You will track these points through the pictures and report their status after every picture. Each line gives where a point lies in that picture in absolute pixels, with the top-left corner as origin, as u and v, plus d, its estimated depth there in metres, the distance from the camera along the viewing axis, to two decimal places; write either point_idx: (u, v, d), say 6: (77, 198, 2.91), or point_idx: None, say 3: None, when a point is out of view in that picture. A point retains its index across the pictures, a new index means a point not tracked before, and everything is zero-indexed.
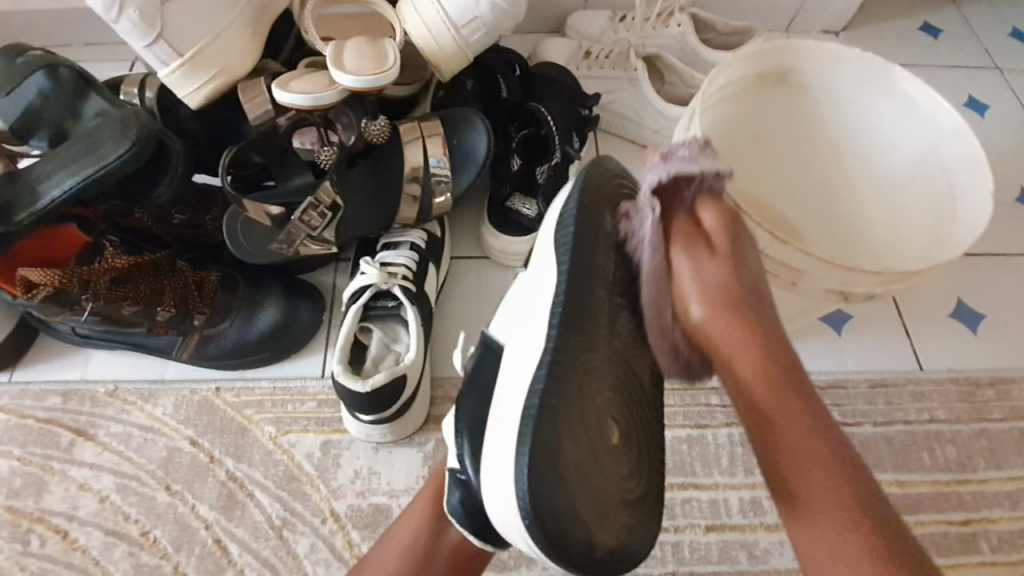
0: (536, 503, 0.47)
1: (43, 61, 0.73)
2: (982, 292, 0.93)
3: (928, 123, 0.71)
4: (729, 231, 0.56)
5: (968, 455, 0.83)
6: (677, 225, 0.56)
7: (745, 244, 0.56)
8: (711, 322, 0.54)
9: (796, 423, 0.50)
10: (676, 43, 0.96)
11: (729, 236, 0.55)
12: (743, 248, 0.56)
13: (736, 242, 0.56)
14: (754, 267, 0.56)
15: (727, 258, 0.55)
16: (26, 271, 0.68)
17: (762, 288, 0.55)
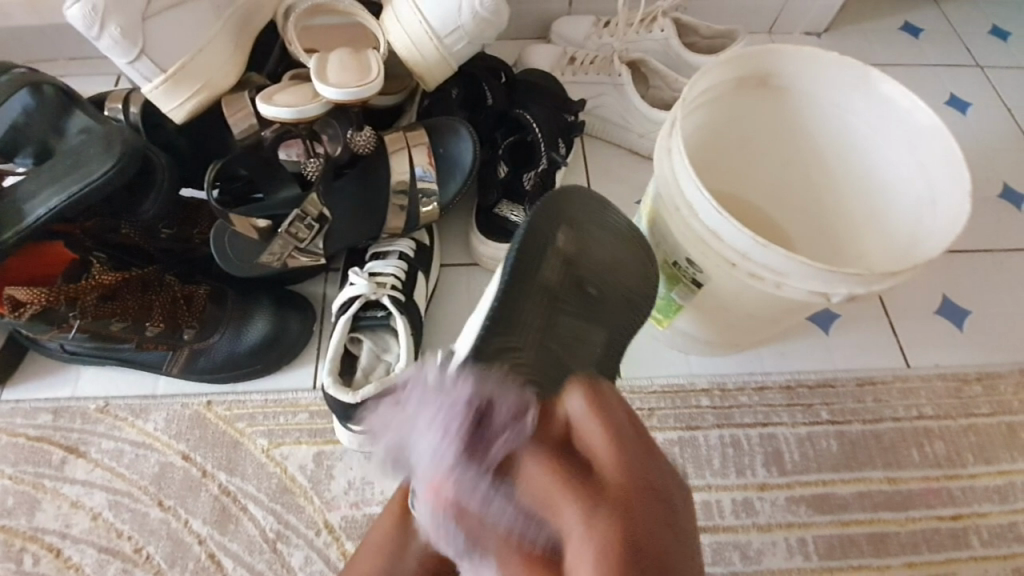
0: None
1: (25, 79, 0.71)
2: (967, 288, 0.94)
3: (906, 125, 0.71)
4: (603, 530, 0.30)
5: (957, 451, 0.84)
6: (479, 526, 0.35)
7: (637, 510, 0.32)
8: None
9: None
10: (660, 48, 0.96)
11: (592, 554, 0.30)
12: (636, 518, 0.31)
13: (600, 545, 0.30)
14: (663, 537, 0.31)
15: (578, 571, 0.30)
16: (13, 290, 0.68)
17: (692, 569, 0.31)
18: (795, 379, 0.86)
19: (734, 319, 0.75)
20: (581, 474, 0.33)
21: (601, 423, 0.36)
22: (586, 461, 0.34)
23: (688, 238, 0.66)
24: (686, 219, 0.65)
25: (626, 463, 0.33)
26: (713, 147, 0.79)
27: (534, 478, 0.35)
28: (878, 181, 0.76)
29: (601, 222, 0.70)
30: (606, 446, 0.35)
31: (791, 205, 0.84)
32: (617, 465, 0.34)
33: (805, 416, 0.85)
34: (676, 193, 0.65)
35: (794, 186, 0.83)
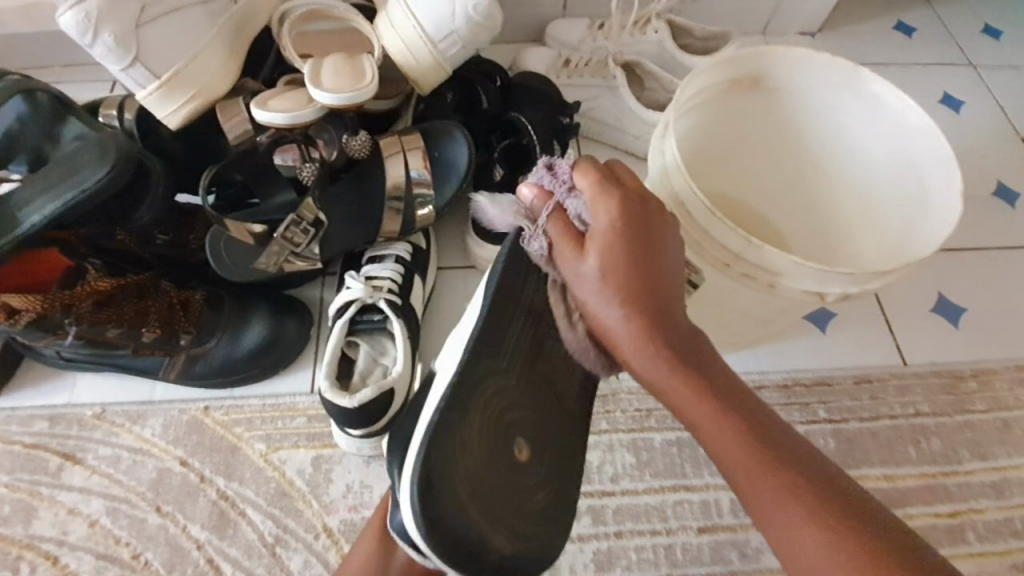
0: (426, 511, 0.49)
1: (20, 86, 0.73)
2: (962, 285, 0.95)
3: (896, 123, 0.72)
4: (624, 229, 0.52)
5: (953, 447, 0.85)
6: (563, 229, 0.55)
7: (645, 235, 0.53)
8: (645, 365, 0.51)
9: (767, 470, 0.47)
10: (654, 50, 0.97)
11: (617, 253, 0.52)
12: (643, 235, 0.53)
13: (622, 252, 0.52)
14: (663, 261, 0.53)
15: (609, 262, 0.52)
16: (7, 296, 0.67)
17: (675, 271, 0.54)
18: (792, 377, 0.86)
19: (730, 319, 0.75)
20: (608, 202, 0.53)
21: (599, 175, 0.54)
22: (618, 205, 0.53)
23: (683, 239, 0.66)
24: (680, 221, 0.65)
25: (644, 204, 0.54)
26: (708, 148, 0.79)
27: (602, 223, 0.53)
28: (871, 182, 0.77)
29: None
30: (634, 207, 0.53)
31: (787, 204, 0.82)
32: (646, 220, 0.53)
33: (802, 415, 0.85)
34: (671, 195, 0.66)
35: (788, 186, 0.83)
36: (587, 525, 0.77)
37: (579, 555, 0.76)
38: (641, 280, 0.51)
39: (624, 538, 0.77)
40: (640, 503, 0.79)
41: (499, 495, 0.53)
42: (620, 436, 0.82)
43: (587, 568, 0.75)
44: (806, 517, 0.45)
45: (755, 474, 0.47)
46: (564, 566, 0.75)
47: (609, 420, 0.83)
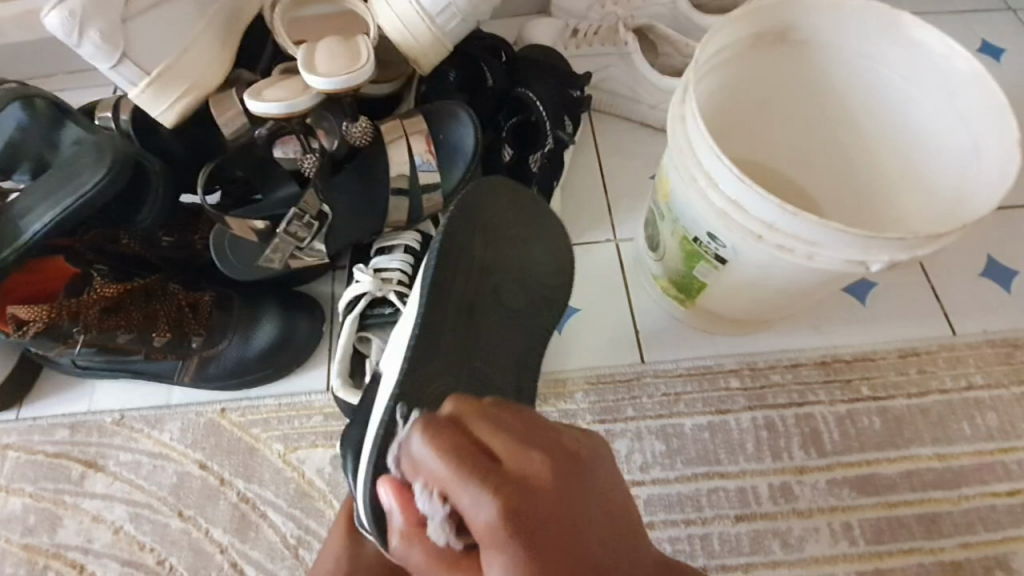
0: (385, 507, 0.51)
1: (16, 92, 0.70)
2: (1013, 246, 0.87)
3: (943, 72, 0.64)
4: (513, 528, 0.30)
5: (1011, 422, 0.78)
6: (438, 548, 0.34)
7: (549, 498, 0.32)
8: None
9: None
10: (667, 12, 0.90)
11: (519, 545, 0.30)
12: (567, 550, 0.31)
13: (524, 548, 0.31)
14: (599, 544, 0.32)
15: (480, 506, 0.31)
16: (15, 308, 0.68)
17: (620, 498, 0.35)
18: (831, 353, 0.81)
19: (761, 294, 0.70)
20: (482, 490, 0.31)
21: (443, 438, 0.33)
22: (521, 521, 0.31)
23: (704, 209, 0.62)
24: (703, 190, 0.61)
25: (510, 419, 0.35)
26: (730, 113, 0.73)
27: (483, 517, 0.31)
28: (912, 139, 0.71)
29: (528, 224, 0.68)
30: (516, 481, 0.32)
31: (817, 171, 0.78)
32: (535, 491, 0.32)
33: (844, 393, 0.79)
34: (691, 162, 0.61)
35: (819, 151, 0.77)
36: None
37: None
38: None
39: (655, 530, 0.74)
40: (672, 493, 0.75)
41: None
42: (648, 423, 0.78)
43: None
44: None
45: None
46: None
47: (636, 406, 0.79)
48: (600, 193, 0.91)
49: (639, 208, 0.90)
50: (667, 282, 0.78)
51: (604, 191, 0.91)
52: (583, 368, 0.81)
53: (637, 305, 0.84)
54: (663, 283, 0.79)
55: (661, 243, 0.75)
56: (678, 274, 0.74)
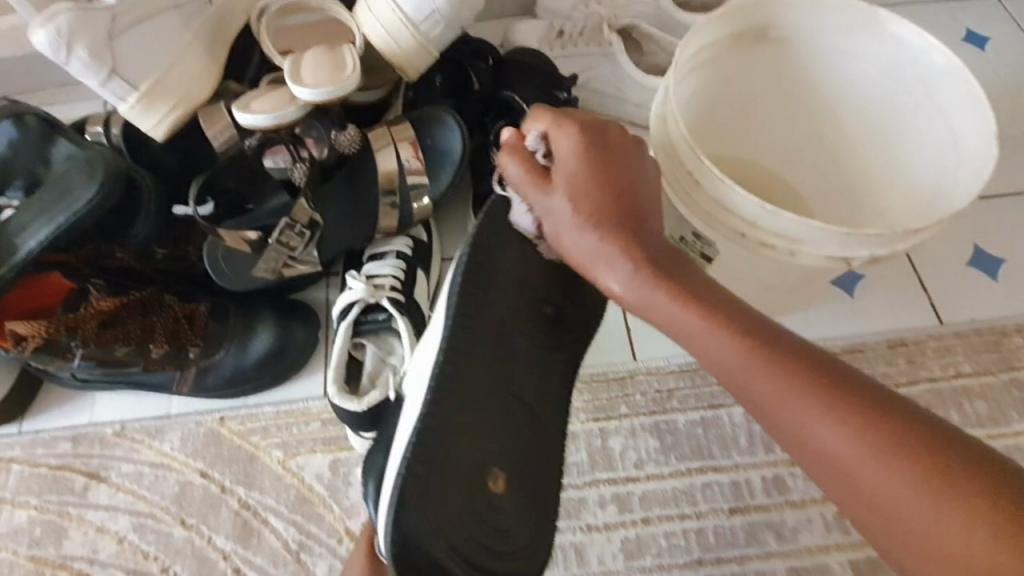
0: (406, 527, 0.51)
1: (7, 110, 0.71)
2: (1000, 235, 0.88)
3: (922, 67, 0.65)
4: (592, 157, 0.53)
5: (999, 409, 0.79)
6: (520, 175, 0.54)
7: (607, 154, 0.53)
8: (650, 294, 0.50)
9: (806, 387, 0.46)
10: (651, 12, 0.91)
11: (581, 185, 0.52)
12: (613, 170, 0.53)
13: (598, 176, 0.52)
14: (625, 171, 0.53)
15: (578, 155, 0.53)
16: (14, 325, 0.69)
17: (648, 177, 0.55)
18: (821, 346, 0.82)
19: (749, 290, 0.71)
20: (567, 129, 0.53)
21: (554, 119, 0.54)
22: (590, 145, 0.53)
23: (688, 209, 0.62)
24: (687, 191, 0.61)
25: (607, 134, 0.54)
26: (714, 111, 0.74)
27: (564, 149, 0.53)
28: (895, 134, 0.72)
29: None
30: (602, 139, 0.53)
31: (803, 167, 0.79)
32: (607, 143, 0.54)
33: None
34: (674, 165, 0.62)
35: (805, 147, 0.78)
36: (613, 514, 0.75)
37: (607, 544, 0.74)
38: (625, 212, 0.52)
39: (651, 525, 0.75)
40: (667, 488, 0.76)
41: (473, 525, 0.53)
42: (642, 420, 0.79)
43: (616, 558, 0.74)
44: (839, 420, 0.45)
45: (839, 418, 0.45)
46: (592, 557, 0.74)
47: (629, 404, 0.80)
48: None
49: None
50: None
51: None
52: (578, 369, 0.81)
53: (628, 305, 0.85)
54: None
55: None
56: None
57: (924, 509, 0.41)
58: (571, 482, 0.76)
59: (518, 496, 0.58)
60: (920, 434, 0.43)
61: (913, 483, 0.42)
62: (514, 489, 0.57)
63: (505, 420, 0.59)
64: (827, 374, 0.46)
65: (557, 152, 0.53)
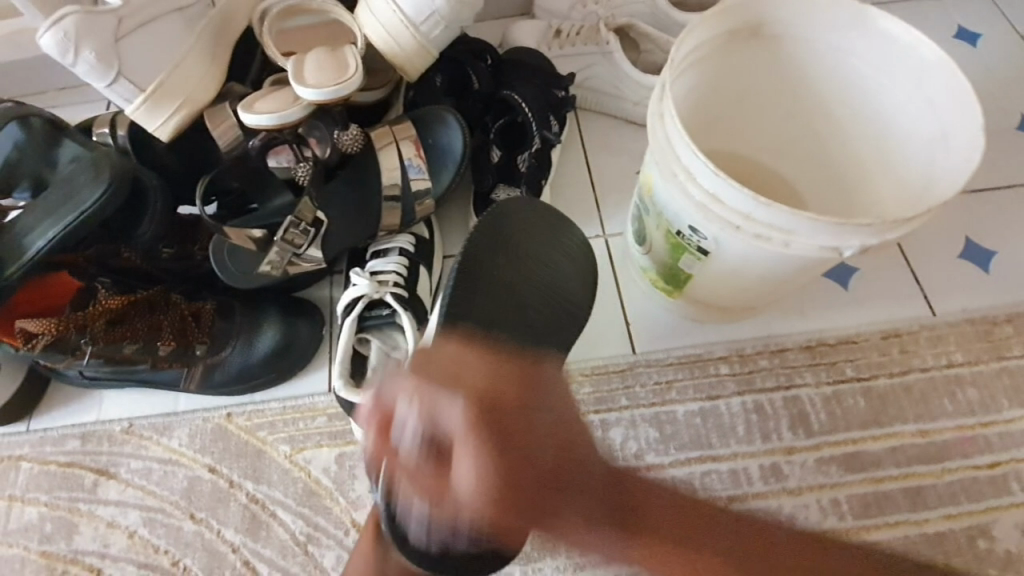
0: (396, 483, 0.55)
1: (14, 114, 0.73)
2: (990, 227, 0.90)
3: (911, 62, 0.67)
4: (491, 443, 0.43)
5: (990, 396, 0.81)
6: (412, 465, 0.45)
7: (517, 408, 0.44)
8: (544, 522, 0.43)
9: (693, 522, 0.45)
10: (647, 10, 0.93)
11: (491, 452, 0.43)
12: (522, 440, 0.43)
13: (496, 445, 0.43)
14: (542, 410, 0.46)
15: (471, 436, 0.43)
16: (25, 321, 0.70)
17: (553, 417, 0.46)
18: (817, 337, 0.84)
19: (747, 283, 0.72)
20: (455, 395, 0.44)
21: (424, 377, 0.45)
22: (491, 441, 0.43)
23: (686, 204, 0.64)
24: (683, 185, 0.63)
25: (500, 379, 0.46)
26: (710, 107, 0.76)
27: (456, 426, 0.43)
28: (885, 128, 0.73)
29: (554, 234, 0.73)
30: (498, 411, 0.44)
31: (797, 161, 0.81)
32: (501, 421, 0.44)
33: (829, 374, 0.82)
34: (671, 159, 0.64)
35: (798, 141, 0.80)
36: None
37: None
38: (529, 498, 0.43)
39: None
40: (667, 477, 0.78)
41: None
42: (642, 411, 0.81)
43: None
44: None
45: (756, 552, 0.42)
46: None
47: (629, 396, 0.82)
48: (589, 189, 0.93)
49: (626, 204, 0.93)
50: (656, 275, 0.80)
51: (593, 187, 0.94)
52: (581, 362, 0.83)
53: (629, 298, 0.87)
54: (651, 276, 0.82)
55: (647, 240, 0.78)
56: (665, 266, 0.77)
57: None
58: None
59: None
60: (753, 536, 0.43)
61: None
62: None
63: None
64: (654, 500, 0.46)
65: (445, 427, 0.43)
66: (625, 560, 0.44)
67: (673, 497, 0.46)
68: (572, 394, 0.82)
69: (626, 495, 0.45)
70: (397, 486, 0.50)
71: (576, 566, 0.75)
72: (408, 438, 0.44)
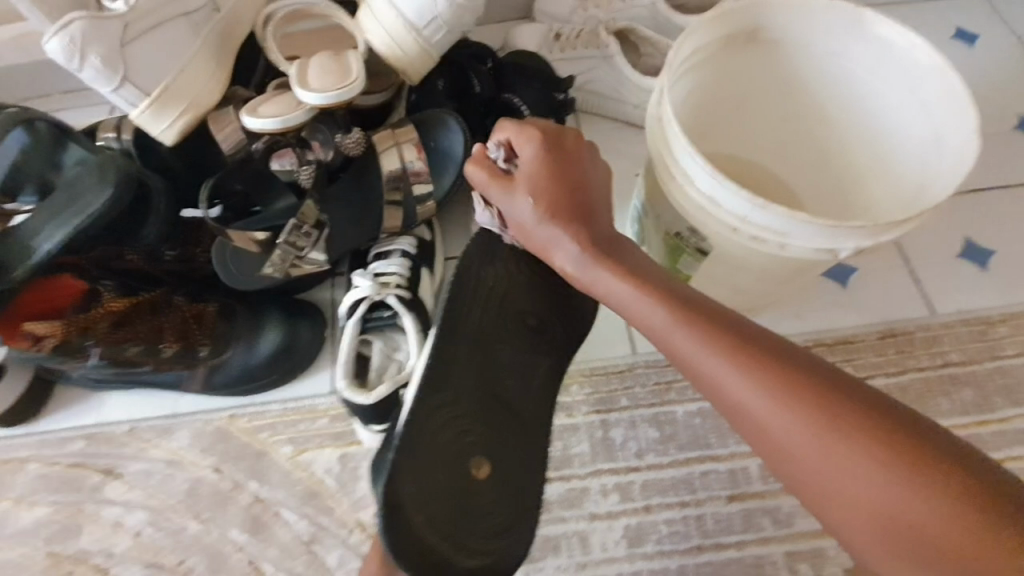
0: (392, 490, 0.56)
1: (16, 116, 0.72)
2: (987, 228, 0.90)
3: (905, 65, 0.68)
4: (550, 168, 0.60)
5: (986, 396, 0.82)
6: (487, 180, 0.62)
7: (575, 165, 0.61)
8: (586, 268, 0.59)
9: (794, 387, 0.48)
10: (646, 14, 0.94)
11: (543, 180, 0.60)
12: (581, 208, 0.60)
13: (554, 177, 0.60)
14: (581, 172, 0.61)
15: (541, 177, 0.60)
16: (32, 325, 0.71)
17: (602, 189, 0.63)
18: (815, 338, 0.85)
19: (745, 284, 0.73)
20: (529, 142, 0.61)
21: (524, 141, 0.61)
22: (554, 158, 0.61)
23: (684, 206, 0.65)
24: (681, 187, 0.64)
25: (569, 155, 0.62)
26: (708, 109, 0.77)
27: (529, 156, 0.61)
28: (881, 131, 0.74)
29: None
30: (562, 149, 0.62)
31: (794, 164, 0.82)
32: (569, 167, 0.61)
33: None
34: (669, 161, 0.64)
35: (795, 143, 0.81)
36: (615, 502, 0.77)
37: (608, 531, 0.76)
38: (575, 202, 0.60)
39: (652, 513, 0.77)
40: (666, 477, 0.79)
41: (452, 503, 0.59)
42: (642, 412, 0.81)
43: (617, 545, 0.76)
44: (801, 423, 0.47)
45: (842, 422, 0.46)
46: (595, 544, 0.76)
47: (629, 397, 0.82)
48: None
49: (626, 206, 0.94)
50: None
51: None
52: (580, 363, 0.84)
53: None
54: None
55: (648, 241, 0.79)
56: (665, 268, 0.78)
57: (885, 496, 0.44)
58: (574, 472, 0.79)
59: (501, 485, 0.63)
60: (871, 408, 0.47)
61: (917, 487, 0.43)
62: (495, 479, 0.62)
63: (487, 412, 0.64)
64: (779, 355, 0.51)
65: (522, 161, 0.61)
66: (691, 359, 0.53)
67: (798, 359, 0.50)
68: (572, 394, 0.83)
69: (706, 315, 0.54)
70: (477, 195, 0.67)
71: (577, 565, 0.75)
72: (478, 172, 0.63)
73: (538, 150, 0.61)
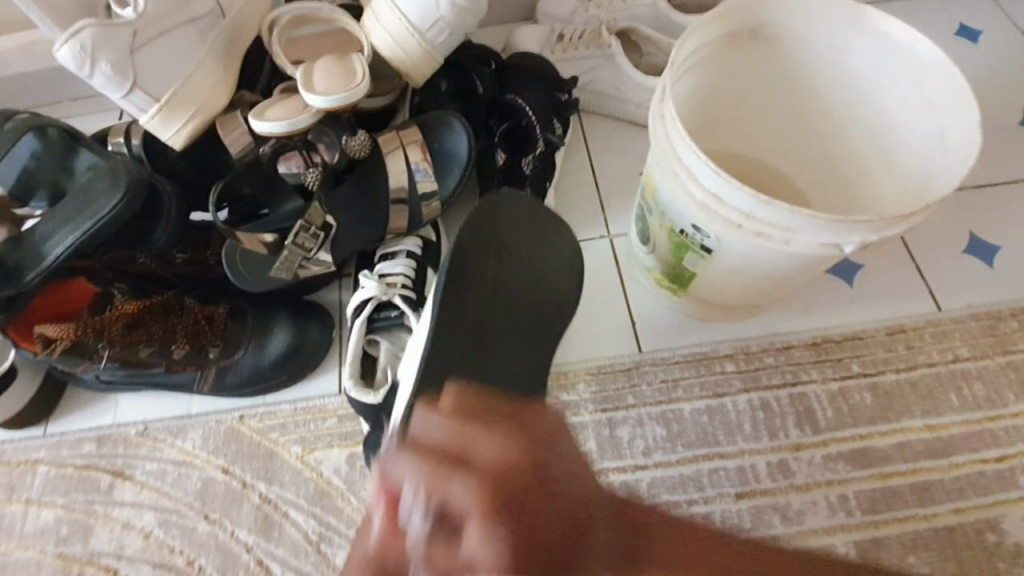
0: None
1: (30, 124, 0.74)
2: (993, 223, 0.90)
3: (907, 61, 0.68)
4: (496, 479, 0.39)
5: (997, 391, 0.81)
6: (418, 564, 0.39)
7: (528, 456, 0.41)
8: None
9: None
10: (648, 14, 0.94)
11: (491, 492, 0.39)
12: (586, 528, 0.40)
13: (495, 480, 0.39)
14: (540, 458, 0.42)
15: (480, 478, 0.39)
16: (44, 328, 0.72)
17: (568, 459, 0.43)
18: (822, 334, 0.84)
19: (749, 281, 0.73)
20: (467, 476, 0.40)
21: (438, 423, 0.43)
22: (486, 427, 0.42)
23: (689, 204, 0.65)
24: (685, 185, 0.64)
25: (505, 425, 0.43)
26: (710, 108, 0.77)
27: (436, 430, 0.43)
28: (885, 126, 0.74)
29: (552, 233, 0.76)
30: (512, 421, 0.44)
31: (798, 160, 0.82)
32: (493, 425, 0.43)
33: (835, 371, 0.83)
34: (672, 159, 0.65)
35: (800, 140, 0.81)
36: None
37: None
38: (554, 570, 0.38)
39: (661, 511, 0.77)
40: (675, 474, 0.78)
41: None
42: (649, 409, 0.81)
43: None
44: None
45: None
46: None
47: (636, 394, 0.82)
48: (593, 191, 0.94)
49: (630, 205, 0.94)
50: (661, 275, 0.81)
51: (597, 189, 0.95)
52: (588, 361, 0.84)
53: (633, 297, 0.88)
54: (656, 276, 0.83)
55: (651, 240, 0.79)
56: (669, 266, 0.78)
57: None
58: None
59: None
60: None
61: None
62: None
63: None
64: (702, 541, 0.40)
65: (448, 492, 0.39)
66: None
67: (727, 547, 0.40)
68: (579, 392, 0.83)
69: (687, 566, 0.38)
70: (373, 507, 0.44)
71: None
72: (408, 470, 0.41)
73: (470, 448, 0.41)
